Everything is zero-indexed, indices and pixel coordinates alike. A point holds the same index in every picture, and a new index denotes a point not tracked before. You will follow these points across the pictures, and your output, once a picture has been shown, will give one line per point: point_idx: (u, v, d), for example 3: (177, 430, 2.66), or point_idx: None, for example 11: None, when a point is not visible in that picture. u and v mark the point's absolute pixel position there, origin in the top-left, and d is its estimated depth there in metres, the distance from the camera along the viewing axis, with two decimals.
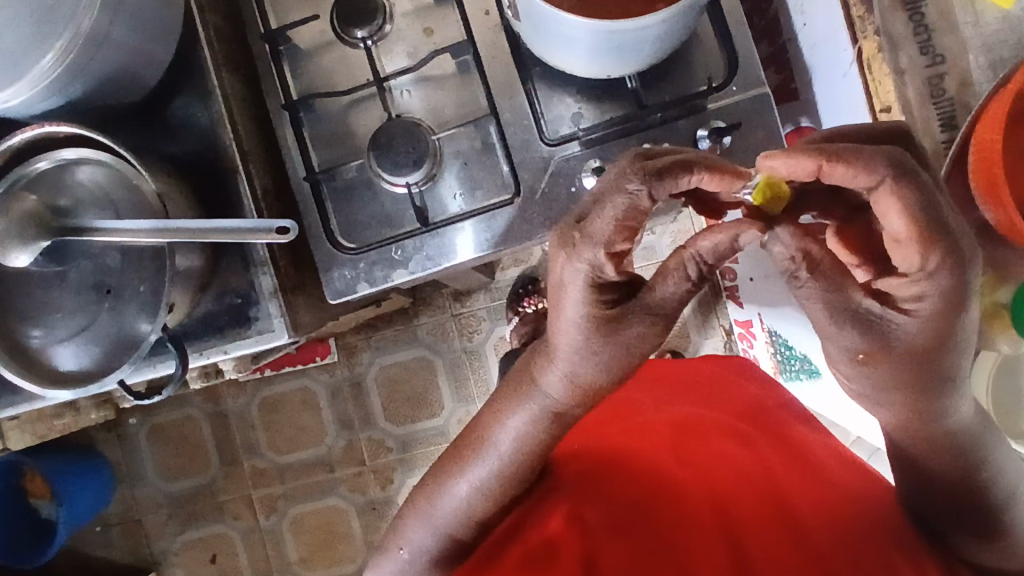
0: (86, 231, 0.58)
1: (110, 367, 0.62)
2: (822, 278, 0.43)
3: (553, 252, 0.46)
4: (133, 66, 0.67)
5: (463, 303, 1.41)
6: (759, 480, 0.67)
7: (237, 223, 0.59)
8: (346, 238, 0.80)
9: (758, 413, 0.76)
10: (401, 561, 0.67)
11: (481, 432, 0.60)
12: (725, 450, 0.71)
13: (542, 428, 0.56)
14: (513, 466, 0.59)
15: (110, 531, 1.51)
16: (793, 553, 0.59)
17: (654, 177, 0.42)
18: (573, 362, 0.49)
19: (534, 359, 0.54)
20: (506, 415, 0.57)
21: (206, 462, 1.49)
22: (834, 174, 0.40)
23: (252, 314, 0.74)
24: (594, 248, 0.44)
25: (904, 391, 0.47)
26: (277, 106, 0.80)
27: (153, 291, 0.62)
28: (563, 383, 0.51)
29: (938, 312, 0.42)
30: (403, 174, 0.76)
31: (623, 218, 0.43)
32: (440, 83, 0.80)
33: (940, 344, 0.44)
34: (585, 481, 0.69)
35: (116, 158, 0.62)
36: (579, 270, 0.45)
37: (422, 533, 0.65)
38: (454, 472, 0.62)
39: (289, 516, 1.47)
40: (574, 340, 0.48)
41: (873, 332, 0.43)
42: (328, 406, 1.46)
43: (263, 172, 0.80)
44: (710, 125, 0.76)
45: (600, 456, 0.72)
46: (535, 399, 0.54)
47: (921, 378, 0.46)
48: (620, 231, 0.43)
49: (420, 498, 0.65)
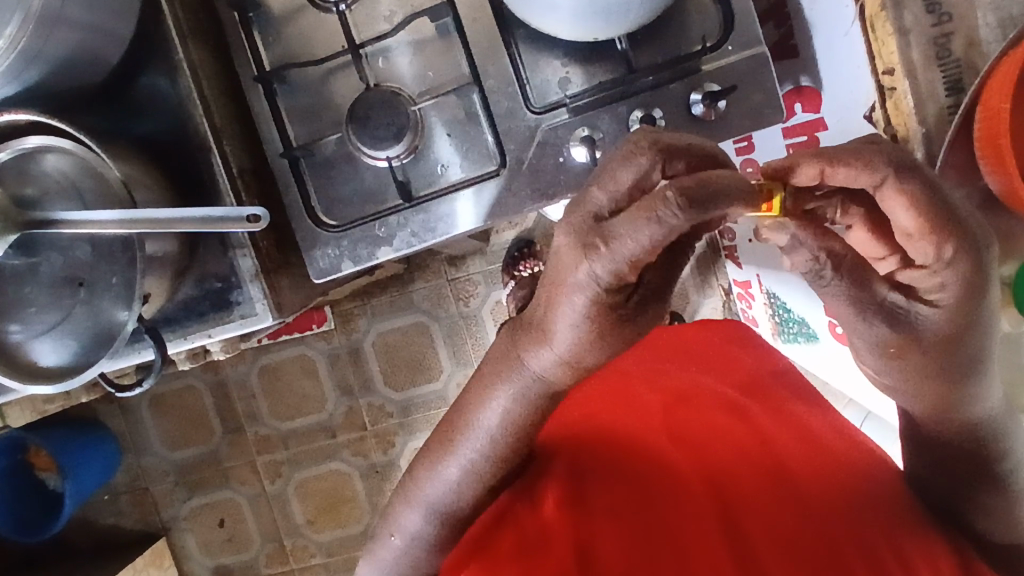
0: (51, 224, 0.55)
1: (88, 361, 0.60)
2: (845, 276, 0.42)
3: (569, 253, 0.40)
4: (92, 44, 0.63)
5: (458, 267, 1.39)
6: (755, 454, 0.65)
7: (208, 211, 0.58)
8: (328, 216, 0.78)
9: (756, 384, 0.74)
10: (395, 549, 0.64)
11: (465, 412, 0.56)
12: (720, 425, 0.68)
13: (528, 404, 0.52)
14: (502, 445, 0.56)
15: (119, 499, 1.54)
16: (790, 531, 0.57)
17: (665, 155, 0.40)
18: (574, 348, 0.45)
19: (517, 338, 0.50)
20: (491, 394, 0.53)
21: (209, 431, 1.51)
22: (836, 177, 0.38)
23: (234, 298, 0.73)
24: (619, 261, 0.39)
25: (936, 380, 0.45)
26: (249, 78, 0.76)
27: (127, 283, 0.60)
28: (556, 364, 0.47)
29: (959, 300, 0.41)
30: (383, 149, 0.73)
31: (656, 240, 0.37)
32: (419, 48, 0.76)
33: (967, 331, 0.42)
34: (578, 465, 0.67)
35: (78, 145, 0.60)
36: (599, 273, 0.39)
37: (415, 518, 0.61)
38: (443, 455, 0.58)
39: (294, 481, 1.49)
40: (578, 333, 0.43)
41: (902, 324, 0.42)
42: (327, 372, 1.46)
43: (238, 149, 0.77)
44: (704, 89, 0.72)
45: (593, 435, 0.70)
46: (518, 377, 0.51)
47: (952, 369, 0.44)
48: (650, 246, 0.38)
49: (410, 480, 0.62)
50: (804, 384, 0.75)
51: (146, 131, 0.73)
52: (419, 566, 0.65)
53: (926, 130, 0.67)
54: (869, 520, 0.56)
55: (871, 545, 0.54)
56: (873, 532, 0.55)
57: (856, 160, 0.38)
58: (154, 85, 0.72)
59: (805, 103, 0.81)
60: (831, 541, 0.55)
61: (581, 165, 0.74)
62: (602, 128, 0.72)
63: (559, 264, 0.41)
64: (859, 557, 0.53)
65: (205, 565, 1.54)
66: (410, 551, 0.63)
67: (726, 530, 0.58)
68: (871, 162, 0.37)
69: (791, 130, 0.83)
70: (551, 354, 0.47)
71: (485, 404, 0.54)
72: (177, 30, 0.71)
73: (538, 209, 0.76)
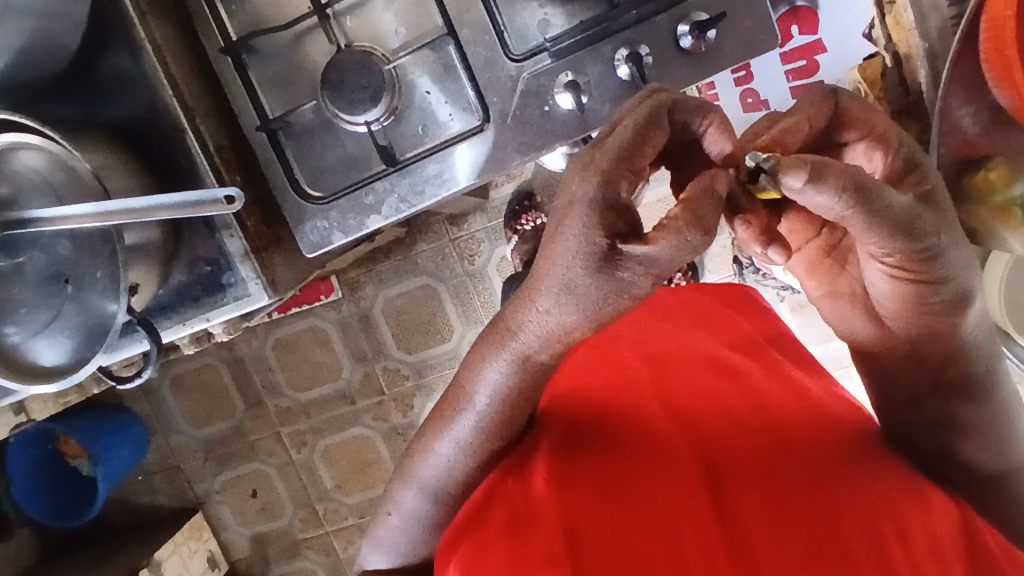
0: (26, 223, 0.54)
1: (85, 357, 0.60)
2: (867, 201, 0.35)
3: (569, 177, 0.39)
4: (48, 31, 0.61)
5: (460, 226, 1.36)
6: (748, 418, 0.59)
7: (180, 197, 0.55)
8: (313, 188, 0.76)
9: (751, 346, 0.71)
10: (393, 528, 0.59)
11: (459, 381, 0.51)
12: (713, 387, 0.63)
13: (523, 377, 0.47)
14: (500, 418, 0.50)
15: (153, 478, 1.59)
16: (784, 498, 0.52)
17: (677, 105, 0.40)
18: (560, 296, 0.38)
19: (512, 302, 0.44)
20: (483, 364, 0.47)
21: (231, 407, 1.53)
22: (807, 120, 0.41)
23: (226, 281, 0.72)
24: (612, 159, 0.37)
25: (947, 298, 0.42)
26: (216, 50, 0.73)
27: (112, 275, 0.60)
28: (547, 329, 0.41)
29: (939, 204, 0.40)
30: (361, 113, 0.70)
31: (644, 132, 0.38)
32: (390, 1, 0.72)
33: (951, 236, 0.39)
34: (569, 431, 0.59)
35: (45, 140, 0.59)
36: (602, 228, 0.37)
37: (412, 496, 0.56)
38: (438, 428, 0.53)
39: (320, 448, 1.52)
40: (568, 272, 0.38)
41: (919, 240, 0.38)
42: (339, 340, 1.46)
43: (214, 126, 0.74)
44: (692, 19, 0.67)
45: (583, 394, 0.62)
46: (513, 346, 0.44)
47: (955, 280, 0.41)
48: (642, 139, 0.38)
49: (406, 458, 0.57)
50: (796, 346, 0.74)
51: (116, 115, 0.71)
52: (422, 546, 0.59)
53: (928, 45, 0.73)
54: (869, 490, 0.52)
55: (871, 522, 0.49)
56: (878, 504, 0.50)
57: (862, 199, 0.35)
58: (120, 66, 0.70)
59: (801, 24, 0.80)
60: (839, 522, 0.49)
61: (568, 112, 0.70)
62: (587, 71, 0.69)
63: (561, 210, 0.38)
64: (861, 537, 0.48)
65: (242, 534, 1.59)
66: (408, 530, 0.58)
67: (721, 503, 0.52)
68: (887, 226, 0.37)
69: (789, 55, 0.81)
70: (546, 324, 0.40)
71: (478, 377, 0.48)
72: (136, 7, 0.68)
73: (526, 162, 0.73)
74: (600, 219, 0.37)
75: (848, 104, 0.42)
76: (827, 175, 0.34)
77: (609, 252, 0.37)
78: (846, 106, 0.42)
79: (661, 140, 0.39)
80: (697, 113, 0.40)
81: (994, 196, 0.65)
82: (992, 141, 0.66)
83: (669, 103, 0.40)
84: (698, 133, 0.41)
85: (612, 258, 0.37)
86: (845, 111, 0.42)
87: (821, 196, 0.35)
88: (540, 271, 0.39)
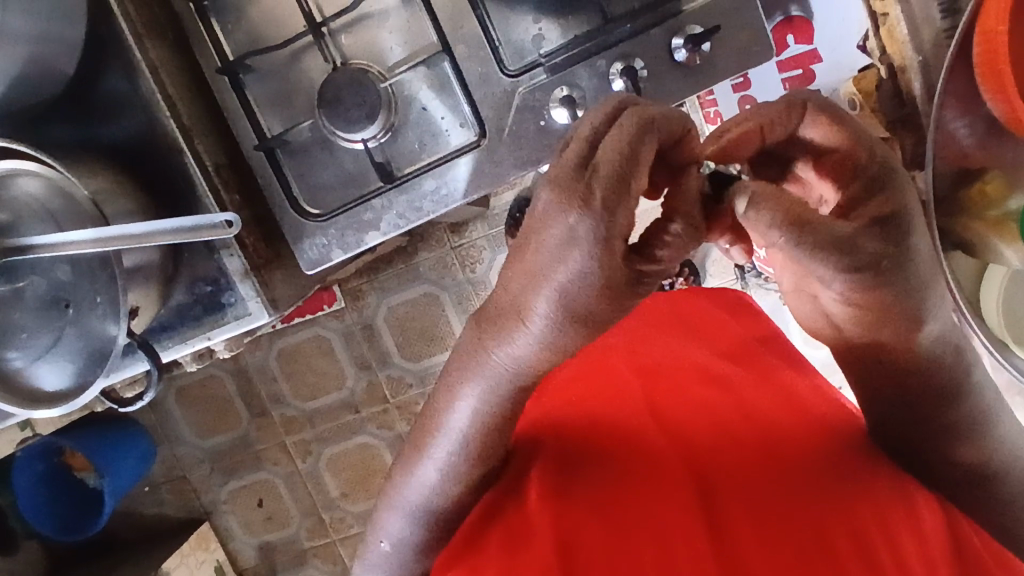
0: (22, 250, 0.54)
1: (85, 382, 0.61)
2: (807, 229, 0.34)
3: (550, 207, 0.34)
4: (44, 57, 0.61)
5: (461, 234, 1.36)
6: (737, 422, 0.59)
7: (179, 223, 0.56)
8: (311, 205, 0.76)
9: (745, 353, 0.71)
10: (385, 554, 0.59)
11: (432, 410, 0.49)
12: (706, 395, 0.62)
13: (505, 406, 0.46)
14: (475, 445, 0.49)
15: (160, 489, 1.60)
16: (774, 506, 0.51)
17: (652, 124, 0.35)
18: (554, 327, 0.37)
19: (480, 328, 0.41)
20: (457, 392, 0.46)
21: (236, 417, 1.54)
22: (769, 125, 0.41)
23: (226, 301, 0.73)
24: (602, 191, 0.33)
25: (894, 325, 0.41)
26: (212, 70, 0.73)
27: (111, 300, 0.60)
28: (533, 354, 0.39)
29: (900, 232, 0.37)
30: (357, 131, 0.70)
31: (629, 153, 0.34)
32: (384, 19, 0.72)
33: (901, 271, 0.37)
34: (564, 449, 0.59)
35: (43, 166, 0.59)
36: (605, 267, 0.34)
37: (398, 522, 0.56)
38: (417, 455, 0.51)
39: (325, 457, 1.53)
40: (567, 308, 0.35)
41: (864, 271, 0.36)
42: (343, 350, 1.47)
43: (213, 146, 0.74)
44: (686, 32, 0.67)
45: (580, 413, 0.63)
46: (486, 370, 0.42)
47: (903, 312, 0.40)
48: (628, 162, 0.34)
49: (389, 483, 0.56)
50: (790, 349, 0.74)
51: (113, 136, 0.72)
52: (415, 568, 0.60)
53: (922, 59, 0.74)
54: (856, 499, 0.51)
55: (860, 529, 0.48)
56: (865, 512, 0.50)
57: (805, 229, 0.34)
58: (116, 88, 0.70)
59: (796, 35, 0.81)
60: (824, 524, 0.49)
61: (563, 127, 0.70)
62: (582, 86, 0.69)
63: (550, 247, 0.34)
64: (851, 545, 0.47)
65: (250, 543, 1.60)
66: (402, 555, 0.58)
67: (710, 511, 0.51)
68: (828, 258, 0.35)
69: (786, 64, 0.81)
70: (532, 347, 0.38)
71: (452, 406, 0.46)
72: (132, 29, 0.69)
73: (523, 177, 0.73)
74: (609, 257, 0.34)
75: (818, 114, 0.41)
76: (764, 200, 0.34)
77: (619, 286, 0.35)
78: (817, 116, 0.41)
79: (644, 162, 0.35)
80: (671, 127, 0.36)
81: (991, 209, 0.66)
82: (988, 152, 0.66)
83: (646, 118, 0.35)
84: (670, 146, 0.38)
85: (628, 286, 0.36)
86: (811, 123, 0.41)
87: (765, 219, 0.34)
88: (532, 299, 0.36)
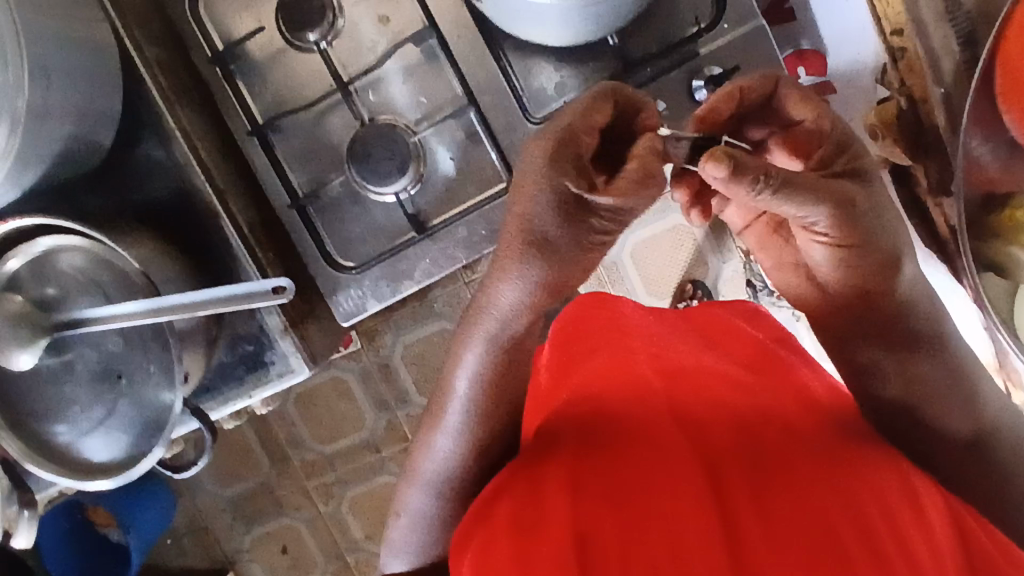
0: (75, 323, 0.56)
1: (140, 451, 0.61)
2: (784, 183, 0.38)
3: (531, 152, 0.43)
4: (82, 132, 0.62)
5: (474, 269, 1.37)
6: (751, 416, 0.50)
7: (231, 291, 0.56)
8: (344, 258, 0.77)
9: (764, 348, 0.61)
10: (402, 530, 0.62)
11: (446, 373, 0.55)
12: (738, 404, 0.50)
13: (500, 358, 0.52)
14: (486, 403, 0.55)
15: (181, 541, 1.58)
16: None
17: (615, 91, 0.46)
18: (530, 261, 0.43)
19: (483, 282, 0.48)
20: (464, 350, 0.52)
21: (256, 464, 1.53)
22: (747, 94, 0.49)
23: (268, 359, 0.73)
24: (560, 136, 0.43)
25: (875, 271, 0.46)
26: (242, 132, 0.75)
27: (163, 368, 0.60)
28: (521, 297, 0.45)
29: (861, 185, 0.44)
30: (389, 184, 0.72)
31: (592, 110, 0.44)
32: (409, 74, 0.73)
33: (870, 219, 0.43)
34: (563, 446, 0.50)
35: (88, 240, 0.59)
36: (562, 193, 0.41)
37: (418, 497, 0.60)
38: (433, 426, 0.57)
39: (347, 499, 1.52)
40: (535, 236, 0.42)
41: (837, 212, 0.42)
42: (361, 390, 1.47)
43: (245, 205, 0.75)
44: (706, 73, 0.69)
45: (579, 404, 0.54)
46: (485, 322, 0.49)
47: (882, 262, 0.45)
48: (589, 117, 0.44)
49: (410, 458, 0.61)
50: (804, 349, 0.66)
51: (146, 201, 0.72)
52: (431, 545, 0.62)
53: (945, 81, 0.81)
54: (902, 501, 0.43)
55: None
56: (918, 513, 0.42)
57: (778, 181, 0.38)
58: (149, 156, 0.71)
59: None
60: None
61: None
62: None
63: (521, 185, 0.42)
64: None
65: None
66: (417, 531, 0.61)
67: None
68: (803, 198, 0.40)
69: None
70: (518, 290, 0.45)
71: (460, 363, 0.53)
72: (162, 96, 0.69)
73: None
74: (563, 183, 0.41)
75: (790, 88, 0.48)
76: (740, 171, 0.37)
77: (574, 212, 0.42)
78: (790, 88, 0.48)
79: (602, 118, 0.45)
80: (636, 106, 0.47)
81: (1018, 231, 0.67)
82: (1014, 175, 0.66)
83: (610, 89, 0.46)
84: (639, 117, 0.47)
85: (581, 214, 0.42)
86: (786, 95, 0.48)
87: (737, 185, 0.38)
88: (511, 235, 0.43)
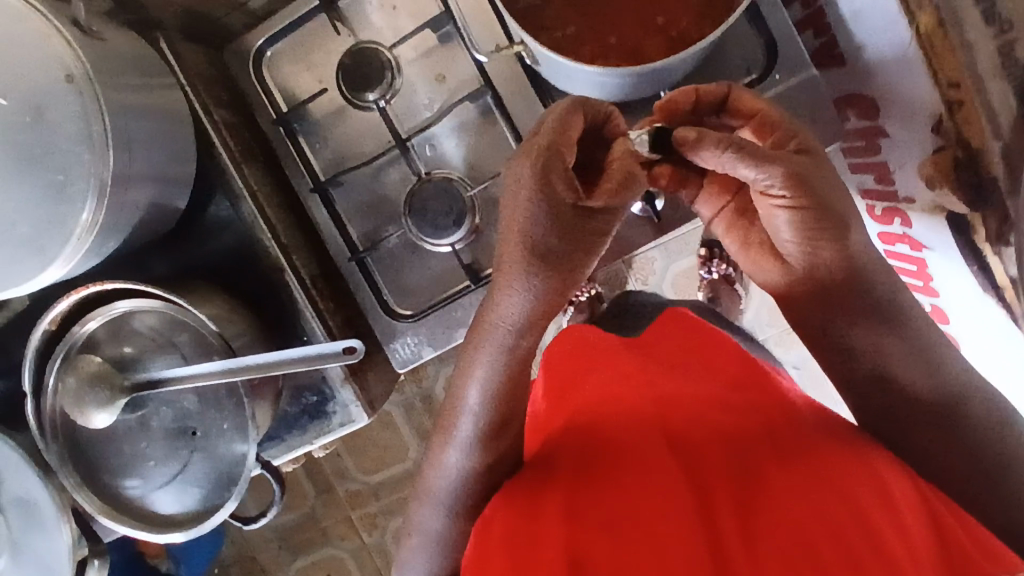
0: (155, 383, 0.60)
1: (212, 505, 0.63)
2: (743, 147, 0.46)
3: (517, 169, 0.43)
4: (162, 198, 0.65)
5: None
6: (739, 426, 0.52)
7: (306, 352, 0.58)
8: (403, 307, 0.79)
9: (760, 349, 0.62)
10: (415, 548, 0.62)
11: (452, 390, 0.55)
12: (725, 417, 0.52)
13: (511, 368, 0.51)
14: (493, 419, 0.54)
15: (229, 571, 1.61)
16: None
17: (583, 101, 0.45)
18: (528, 274, 0.44)
19: (489, 291, 0.47)
20: (472, 368, 0.51)
21: (302, 495, 1.56)
22: (703, 95, 0.56)
23: (329, 409, 0.75)
24: (540, 151, 0.42)
25: (837, 246, 0.50)
26: (305, 190, 0.78)
27: (236, 426, 0.62)
28: (522, 309, 0.46)
29: (816, 164, 0.49)
30: (445, 236, 0.74)
31: (572, 121, 0.43)
32: (464, 129, 0.76)
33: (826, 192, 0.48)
34: (565, 461, 0.53)
35: (167, 302, 0.60)
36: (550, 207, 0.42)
37: (431, 514, 0.60)
38: (444, 443, 0.57)
39: (391, 529, 1.53)
40: (534, 247, 0.43)
41: (790, 175, 0.47)
42: (405, 421, 1.49)
43: (308, 259, 0.77)
44: None
45: (578, 421, 0.56)
46: (491, 337, 0.49)
47: (841, 233, 0.50)
48: (567, 128, 0.43)
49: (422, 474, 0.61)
50: None
51: (213, 258, 0.75)
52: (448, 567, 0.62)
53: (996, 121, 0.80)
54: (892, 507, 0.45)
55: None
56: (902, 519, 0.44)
57: (740, 147, 0.45)
58: (216, 214, 0.73)
59: None
60: None
61: None
62: None
63: (514, 201, 0.43)
64: None
65: None
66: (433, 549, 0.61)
67: None
68: (757, 160, 0.46)
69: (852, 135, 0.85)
70: (523, 301, 0.45)
71: (465, 381, 0.52)
72: (231, 158, 0.72)
73: None
74: (556, 194, 0.41)
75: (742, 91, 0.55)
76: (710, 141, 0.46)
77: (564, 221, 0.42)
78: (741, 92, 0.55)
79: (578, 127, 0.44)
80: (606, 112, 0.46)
81: None
82: None
83: (578, 100, 0.44)
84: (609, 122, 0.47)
85: (579, 219, 0.42)
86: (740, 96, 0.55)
87: (706, 152, 0.46)
88: (512, 247, 0.44)
